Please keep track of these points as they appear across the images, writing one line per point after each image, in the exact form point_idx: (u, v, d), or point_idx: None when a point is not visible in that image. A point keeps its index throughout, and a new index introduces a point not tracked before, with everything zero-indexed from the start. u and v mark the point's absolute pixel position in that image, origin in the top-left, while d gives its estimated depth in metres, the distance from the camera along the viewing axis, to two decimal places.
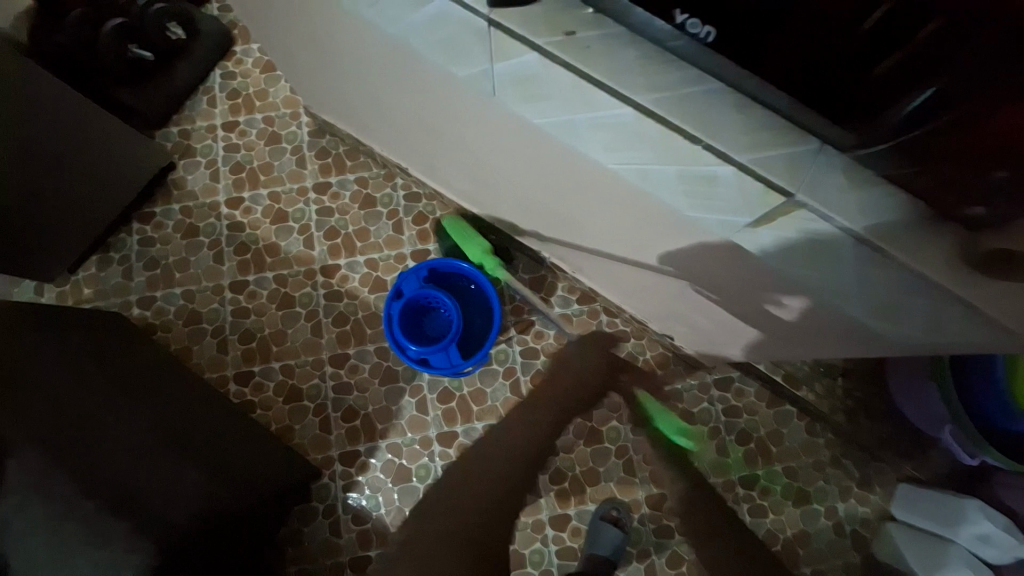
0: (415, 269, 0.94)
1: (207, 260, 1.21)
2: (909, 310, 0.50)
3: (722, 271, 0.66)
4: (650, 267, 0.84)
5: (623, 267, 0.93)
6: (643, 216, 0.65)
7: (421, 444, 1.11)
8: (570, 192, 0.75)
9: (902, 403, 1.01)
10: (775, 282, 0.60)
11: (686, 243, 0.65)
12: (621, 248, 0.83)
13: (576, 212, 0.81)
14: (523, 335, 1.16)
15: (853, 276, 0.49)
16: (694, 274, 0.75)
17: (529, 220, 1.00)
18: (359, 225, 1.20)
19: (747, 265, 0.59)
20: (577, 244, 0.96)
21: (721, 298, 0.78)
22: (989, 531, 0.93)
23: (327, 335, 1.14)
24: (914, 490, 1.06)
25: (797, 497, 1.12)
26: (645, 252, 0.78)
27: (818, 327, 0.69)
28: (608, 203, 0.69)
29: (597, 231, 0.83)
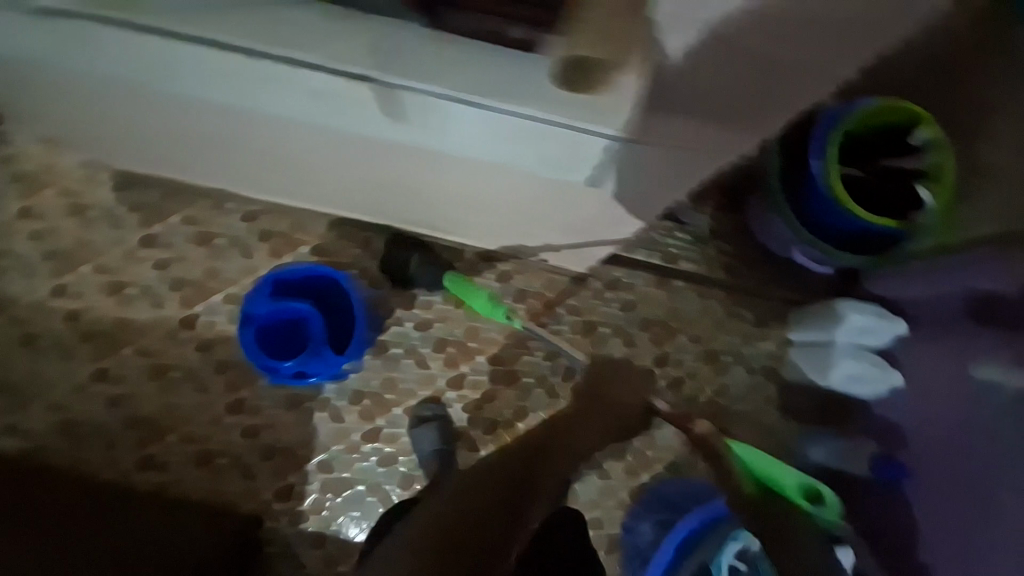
0: (259, 287, 0.89)
1: (59, 361, 1.10)
2: (653, 166, 0.72)
3: (465, 172, 0.79)
4: (464, 198, 0.90)
5: (457, 211, 0.94)
6: (479, 176, 0.79)
7: (349, 450, 1.10)
8: (420, 181, 0.86)
9: (756, 224, 1.14)
10: (605, 190, 0.77)
11: (531, 192, 0.80)
12: (478, 209, 0.92)
13: (418, 187, 0.88)
14: (412, 311, 1.15)
15: (623, 168, 0.71)
16: (549, 212, 0.87)
17: (367, 199, 0.99)
18: (203, 266, 1.11)
19: (567, 185, 0.76)
20: (409, 203, 0.96)
21: (574, 218, 0.88)
22: (866, 322, 1.03)
23: (215, 387, 1.09)
24: (801, 312, 1.15)
25: (709, 357, 1.19)
26: (508, 208, 0.89)
27: (641, 199, 0.81)
28: (460, 180, 0.81)
29: (451, 199, 0.91)
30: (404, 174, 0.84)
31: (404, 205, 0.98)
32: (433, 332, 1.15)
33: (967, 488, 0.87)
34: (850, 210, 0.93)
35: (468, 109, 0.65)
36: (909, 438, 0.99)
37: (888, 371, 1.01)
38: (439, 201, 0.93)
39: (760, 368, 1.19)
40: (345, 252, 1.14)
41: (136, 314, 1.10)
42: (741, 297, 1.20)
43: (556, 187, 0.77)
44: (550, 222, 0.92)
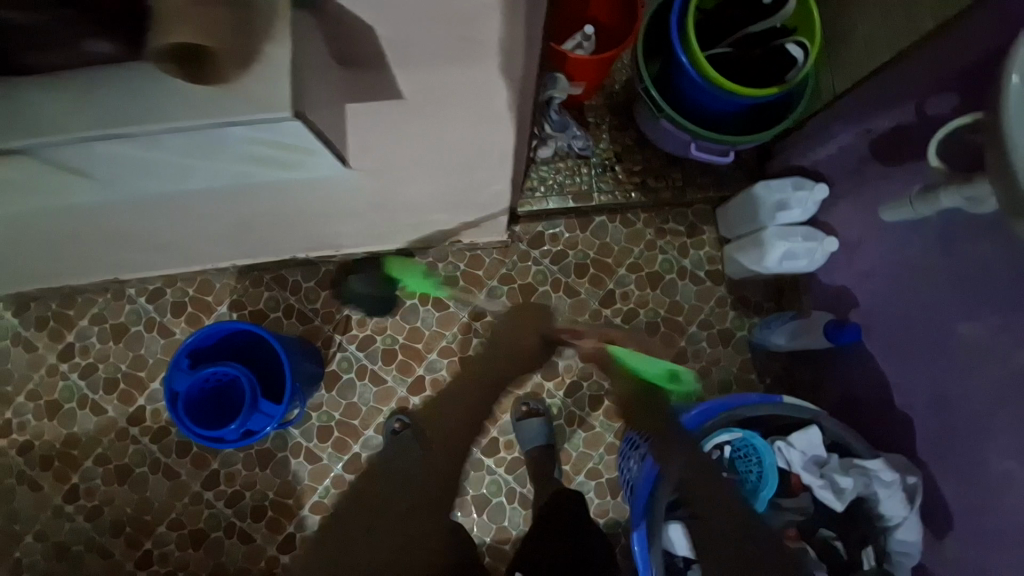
0: (174, 363, 0.86)
1: (23, 496, 1.08)
2: (446, 125, 0.57)
3: (270, 199, 0.67)
4: (327, 219, 0.84)
5: (336, 227, 0.89)
6: (281, 192, 0.65)
7: (336, 485, 1.10)
8: (240, 210, 0.72)
9: (651, 132, 1.11)
10: (414, 149, 0.62)
11: (351, 181, 0.67)
12: (324, 212, 0.79)
13: (249, 214, 0.75)
14: (348, 333, 1.13)
15: (412, 127, 0.57)
16: (387, 190, 0.73)
17: (254, 245, 0.95)
18: (129, 357, 1.11)
19: (371, 156, 0.61)
20: (290, 234, 0.91)
21: (423, 190, 0.75)
22: (785, 198, 0.99)
23: (183, 468, 1.09)
24: (728, 207, 1.11)
25: (652, 279, 1.17)
26: (355, 204, 0.77)
27: (475, 153, 0.66)
28: (272, 199, 0.68)
29: (290, 212, 0.77)
30: (254, 220, 0.80)
31: (292, 239, 0.94)
32: (377, 346, 1.13)
33: (919, 338, 0.85)
34: (729, 88, 0.89)
35: (101, 148, 0.40)
36: (857, 297, 0.97)
37: (822, 239, 0.98)
38: (318, 227, 0.88)
39: (705, 274, 1.17)
40: (262, 299, 1.11)
41: (84, 426, 1.09)
42: (665, 211, 1.18)
43: (366, 169, 0.64)
44: (408, 202, 0.79)
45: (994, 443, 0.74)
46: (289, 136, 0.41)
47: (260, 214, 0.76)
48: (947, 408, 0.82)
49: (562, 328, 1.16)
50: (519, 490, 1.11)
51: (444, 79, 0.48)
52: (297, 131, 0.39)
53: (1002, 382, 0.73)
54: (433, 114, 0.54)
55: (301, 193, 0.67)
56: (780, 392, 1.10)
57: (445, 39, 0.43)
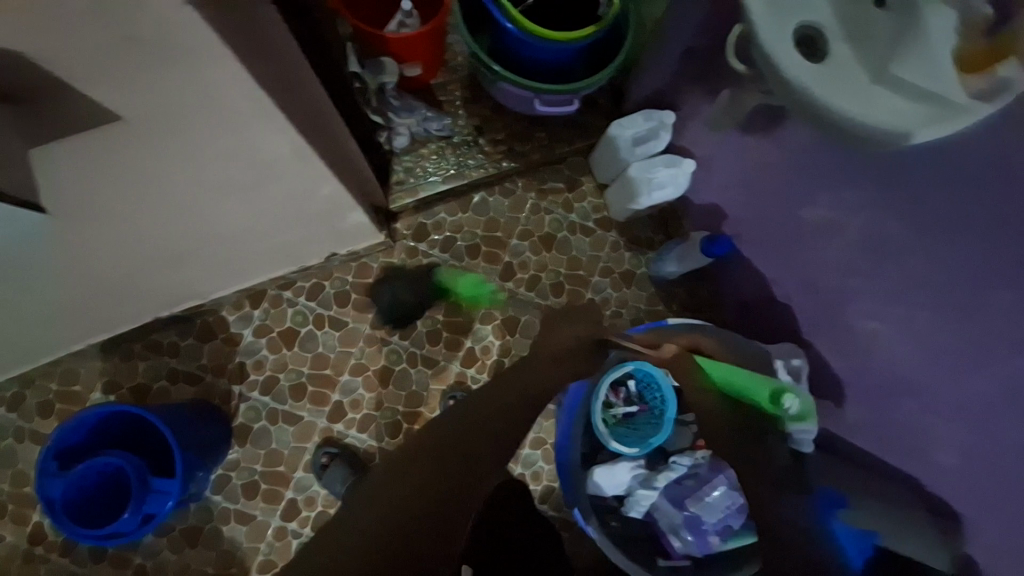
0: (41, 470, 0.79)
1: None
2: (199, 143, 0.53)
3: (63, 253, 0.65)
4: (166, 261, 0.79)
5: (181, 270, 0.83)
6: (49, 245, 0.62)
7: (279, 536, 1.03)
8: (29, 279, 0.68)
9: (500, 96, 1.09)
10: (182, 176, 0.59)
11: (126, 217, 0.63)
12: (134, 258, 0.74)
13: (47, 282, 0.71)
14: (247, 380, 1.06)
15: (159, 152, 0.53)
16: (189, 218, 0.69)
17: (105, 310, 0.88)
18: (7, 478, 0.99)
19: (128, 188, 0.57)
20: (132, 289, 0.84)
21: (233, 212, 0.71)
22: (636, 133, 1.02)
23: (104, 573, 0.99)
24: (595, 153, 1.12)
25: (545, 242, 1.16)
26: (161, 243, 0.73)
27: (269, 163, 0.62)
28: (44, 257, 0.64)
29: (91, 267, 0.72)
30: (78, 282, 0.75)
31: (143, 293, 0.87)
32: (283, 384, 1.07)
33: (778, 230, 0.90)
34: (543, 37, 0.89)
35: None
36: (724, 208, 1.01)
37: (680, 162, 1.01)
38: (161, 274, 0.83)
39: (594, 223, 1.17)
40: (140, 372, 1.02)
41: None
42: (538, 172, 1.16)
43: (131, 202, 0.60)
44: (235, 224, 0.75)
45: (857, 307, 0.80)
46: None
47: (71, 276, 0.72)
48: (813, 287, 0.88)
49: (469, 312, 1.13)
50: None
51: (164, 95, 0.45)
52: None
53: (844, 250, 0.78)
54: (167, 136, 0.51)
55: (94, 237, 0.64)
56: (689, 315, 1.14)
57: (133, 48, 0.38)
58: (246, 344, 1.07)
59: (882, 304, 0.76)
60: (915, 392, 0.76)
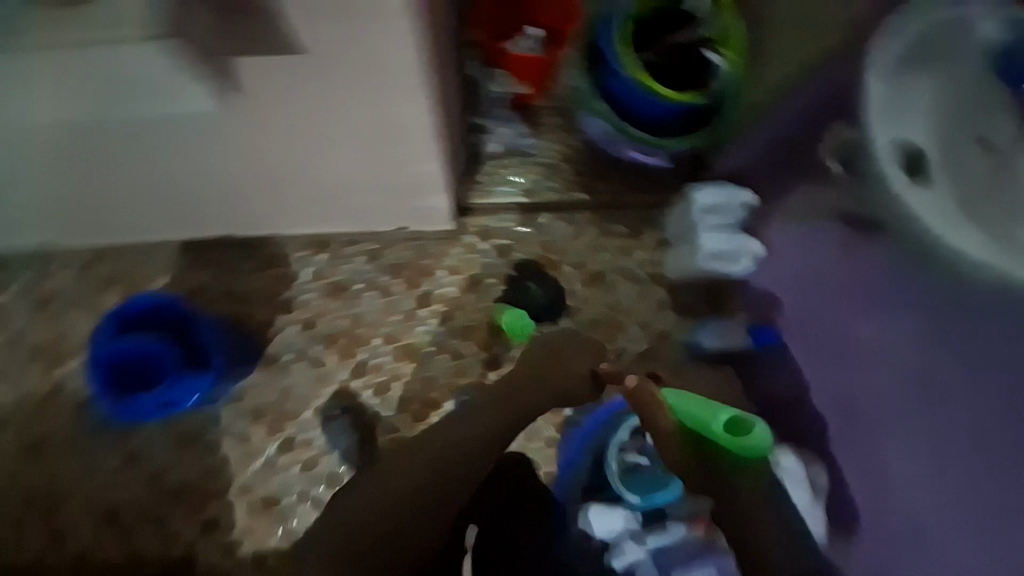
0: (102, 326, 0.88)
1: None
2: (338, 91, 0.65)
3: (196, 141, 0.75)
4: (267, 184, 0.88)
5: (276, 199, 0.93)
6: (195, 142, 0.75)
7: (266, 466, 1.07)
8: (167, 165, 0.81)
9: (595, 135, 1.17)
10: (313, 119, 0.70)
11: (253, 133, 0.73)
12: (241, 175, 0.84)
13: (169, 164, 0.81)
14: (288, 316, 1.13)
15: (306, 89, 0.65)
16: (304, 157, 0.79)
17: (197, 213, 0.98)
18: (53, 332, 1.07)
19: (269, 117, 0.70)
20: (229, 203, 0.94)
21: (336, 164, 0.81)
22: (707, 203, 1.04)
23: (105, 445, 1.05)
24: (671, 209, 1.16)
25: (596, 278, 1.20)
26: (271, 176, 0.85)
27: (392, 127, 0.72)
28: (186, 150, 0.77)
29: (208, 168, 0.82)
30: (194, 176, 0.84)
31: (232, 209, 0.97)
32: (318, 329, 1.13)
33: (832, 348, 0.90)
34: (653, 88, 0.97)
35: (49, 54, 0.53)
36: (779, 297, 1.02)
37: (741, 239, 1.03)
38: (257, 197, 0.92)
39: (645, 276, 1.19)
40: (200, 276, 1.10)
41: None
42: (609, 213, 1.21)
43: (265, 128, 0.72)
44: (333, 173, 0.84)
45: (891, 436, 0.82)
46: (156, 70, 0.55)
47: (192, 168, 0.82)
48: (850, 411, 0.88)
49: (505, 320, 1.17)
50: None
51: (333, 39, 0.57)
52: (158, 57, 0.53)
53: (897, 386, 0.81)
54: (318, 75, 0.62)
55: (225, 137, 0.74)
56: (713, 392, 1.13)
57: None
58: (297, 283, 1.14)
59: (920, 446, 0.79)
60: (930, 539, 0.77)
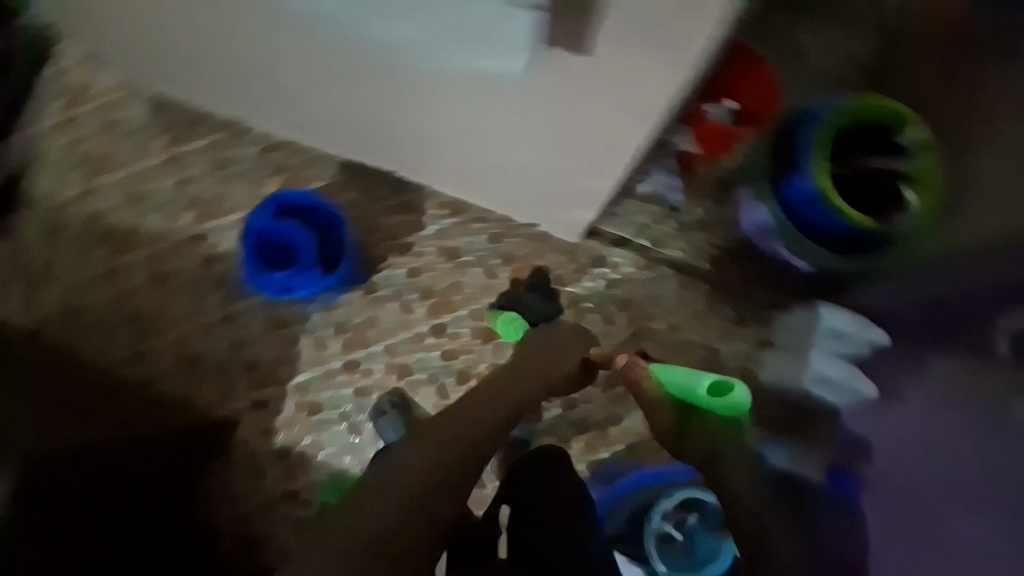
0: (264, 205, 0.97)
1: (76, 256, 1.19)
2: (605, 107, 0.68)
3: (427, 92, 0.80)
4: (453, 144, 0.94)
5: (449, 156, 0.99)
6: (440, 89, 0.77)
7: (326, 376, 1.16)
8: (394, 94, 0.84)
9: (745, 216, 1.12)
10: (560, 114, 0.72)
11: (478, 103, 0.77)
12: (440, 129, 0.90)
13: (387, 98, 0.87)
14: (400, 257, 1.20)
15: (581, 93, 0.66)
16: (504, 136, 0.84)
17: (369, 141, 1.06)
18: (216, 189, 1.20)
19: (522, 95, 0.71)
20: (405, 144, 1.01)
21: (537, 153, 0.85)
22: (839, 327, 1.06)
23: (211, 299, 1.16)
24: (785, 317, 1.15)
25: (684, 347, 1.20)
26: (477, 138, 0.87)
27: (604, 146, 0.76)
28: (424, 91, 0.80)
29: (417, 114, 0.88)
30: (398, 116, 0.91)
31: (404, 149, 1.04)
32: (420, 280, 1.20)
33: (918, 530, 0.88)
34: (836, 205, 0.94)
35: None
36: (872, 448, 0.97)
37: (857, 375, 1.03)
38: (433, 149, 0.99)
39: (734, 367, 1.17)
40: (346, 194, 1.20)
41: (151, 223, 1.19)
42: (723, 295, 1.19)
43: (512, 103, 0.73)
44: (518, 157, 0.89)
45: None
46: (510, 36, 0.58)
47: (404, 110, 0.89)
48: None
49: None
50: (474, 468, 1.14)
51: (640, 66, 0.59)
52: (524, 26, 0.56)
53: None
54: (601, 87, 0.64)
55: (455, 98, 0.78)
56: None
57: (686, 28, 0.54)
58: (420, 234, 1.21)
59: None
60: None
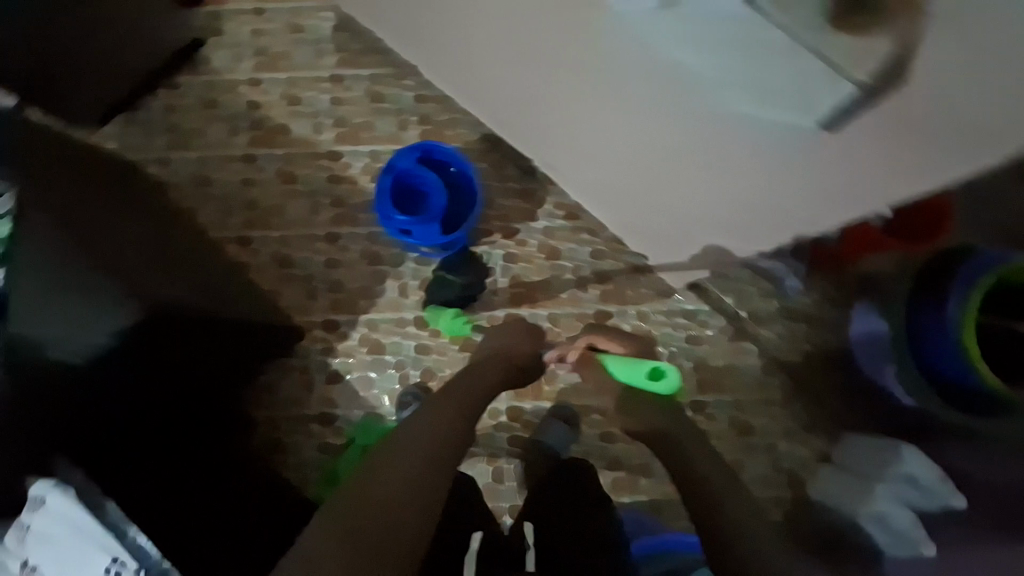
0: (411, 148, 1.00)
1: (223, 132, 1.27)
2: (833, 186, 0.65)
3: (633, 108, 0.79)
4: (619, 158, 0.93)
5: (603, 166, 0.99)
6: (665, 108, 0.73)
7: (397, 322, 1.17)
8: (604, 92, 0.81)
9: (860, 329, 1.04)
10: (781, 169, 0.69)
11: (677, 131, 0.76)
12: (615, 141, 0.89)
13: (579, 98, 0.86)
14: (505, 239, 1.22)
15: (812, 157, 0.63)
16: (683, 164, 0.82)
17: (528, 124, 1.07)
18: (366, 118, 1.27)
19: (755, 141, 0.67)
20: (563, 138, 1.01)
21: (720, 190, 0.82)
22: (916, 473, 0.91)
23: (324, 215, 1.22)
24: (855, 441, 1.07)
25: (742, 429, 1.20)
26: (666, 159, 0.84)
27: (791, 205, 0.75)
28: (643, 101, 0.76)
29: (601, 119, 0.87)
30: (580, 115, 0.90)
31: (557, 143, 1.04)
32: (515, 268, 1.21)
33: None
34: (969, 356, 0.88)
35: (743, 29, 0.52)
36: None
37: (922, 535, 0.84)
38: (590, 154, 0.99)
39: (783, 469, 1.18)
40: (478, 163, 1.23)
41: (298, 128, 1.26)
42: (798, 392, 1.20)
43: (735, 145, 0.71)
44: (681, 188, 0.88)
45: None
46: (811, 95, 0.53)
47: (592, 114, 0.88)
48: None
49: None
50: (502, 460, 1.15)
51: (891, 167, 0.56)
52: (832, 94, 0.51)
53: None
54: (845, 173, 0.61)
55: (658, 119, 0.77)
56: None
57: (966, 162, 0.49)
58: (530, 224, 1.22)
59: None
60: None
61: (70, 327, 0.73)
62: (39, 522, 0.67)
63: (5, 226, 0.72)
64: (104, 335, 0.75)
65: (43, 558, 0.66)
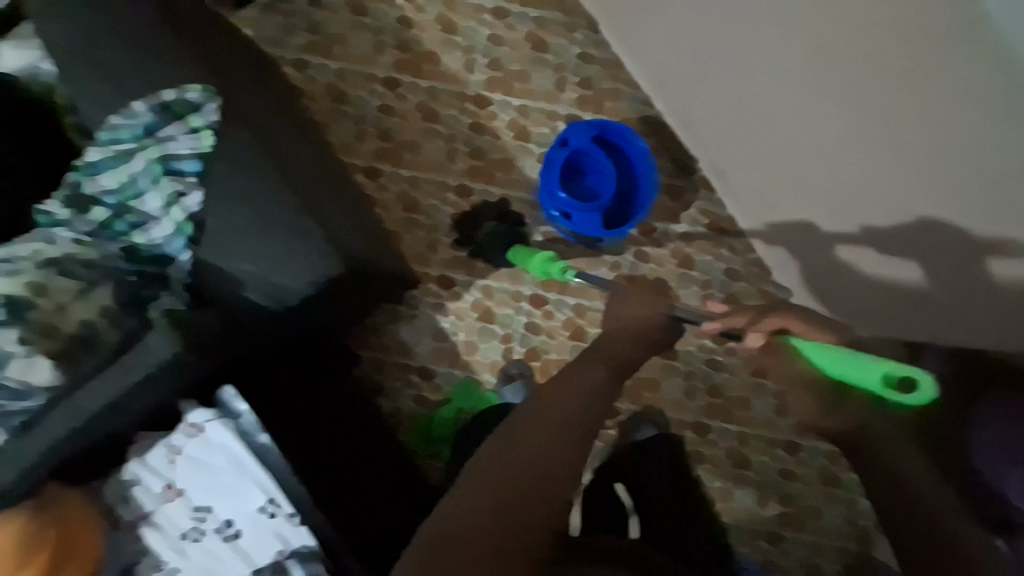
0: (588, 124, 0.93)
1: (368, 44, 1.17)
2: None
3: (926, 163, 0.71)
4: (836, 190, 0.87)
5: (803, 189, 0.93)
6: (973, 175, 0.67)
7: (512, 294, 1.13)
8: (879, 93, 0.71)
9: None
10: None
11: (953, 196, 0.71)
12: (851, 172, 0.82)
13: (853, 124, 0.77)
14: (641, 234, 1.15)
15: None
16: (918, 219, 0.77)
17: (733, 124, 1.00)
18: (523, 66, 1.17)
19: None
20: (774, 150, 0.94)
21: (949, 245, 0.76)
22: None
23: (459, 163, 1.15)
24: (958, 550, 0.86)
25: (828, 479, 1.15)
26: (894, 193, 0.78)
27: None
28: (940, 146, 0.68)
29: (857, 153, 0.79)
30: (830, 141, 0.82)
31: (758, 153, 0.98)
32: (643, 267, 1.14)
33: None
34: None
35: None
36: None
37: None
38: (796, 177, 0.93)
39: (858, 526, 1.14)
40: None
41: (449, 60, 1.17)
42: None
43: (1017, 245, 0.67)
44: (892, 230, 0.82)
45: None
46: None
47: (847, 145, 0.80)
48: None
49: (743, 418, 1.16)
50: None
51: None
52: None
53: None
54: None
55: (942, 183, 0.71)
56: None
57: None
58: (669, 224, 1.15)
59: None
60: None
61: (261, 270, 0.65)
62: (195, 448, 0.67)
63: (209, 136, 0.64)
64: (300, 282, 0.64)
65: (198, 482, 0.67)
